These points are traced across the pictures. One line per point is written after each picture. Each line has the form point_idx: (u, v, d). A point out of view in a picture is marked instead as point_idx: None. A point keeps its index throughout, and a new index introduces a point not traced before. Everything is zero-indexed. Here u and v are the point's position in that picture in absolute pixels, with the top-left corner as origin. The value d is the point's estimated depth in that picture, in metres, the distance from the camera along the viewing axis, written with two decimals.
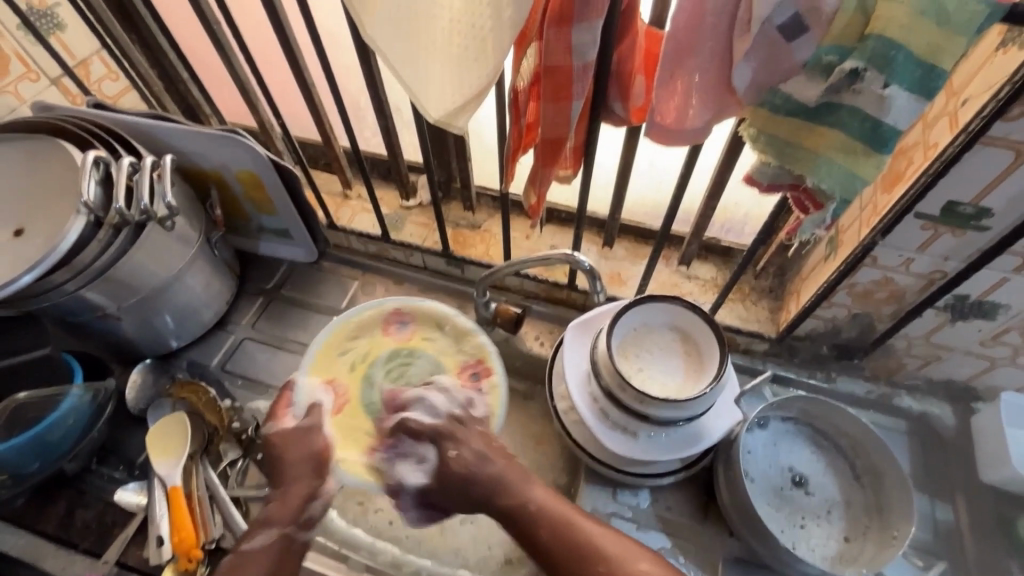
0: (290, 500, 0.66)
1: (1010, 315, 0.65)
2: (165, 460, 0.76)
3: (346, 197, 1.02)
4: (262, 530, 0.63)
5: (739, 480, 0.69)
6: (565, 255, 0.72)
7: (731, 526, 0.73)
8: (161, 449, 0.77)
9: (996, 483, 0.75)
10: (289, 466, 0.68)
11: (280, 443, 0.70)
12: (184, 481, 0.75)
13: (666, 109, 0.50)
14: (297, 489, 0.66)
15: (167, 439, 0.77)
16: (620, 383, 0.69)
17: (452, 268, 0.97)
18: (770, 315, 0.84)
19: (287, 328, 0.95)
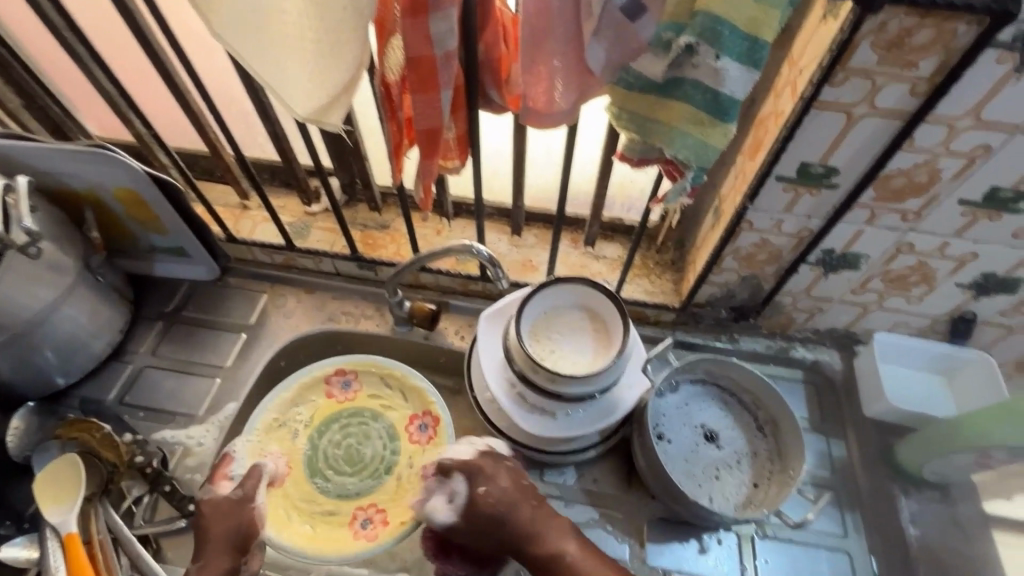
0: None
1: (871, 263, 0.72)
2: (58, 507, 0.69)
3: (245, 209, 0.97)
4: None
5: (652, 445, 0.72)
6: (463, 245, 0.73)
7: (651, 491, 0.76)
8: (51, 497, 0.70)
9: (878, 417, 0.81)
10: (213, 546, 0.68)
11: (208, 515, 0.70)
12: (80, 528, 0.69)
13: (535, 94, 0.51)
14: (215, 567, 0.66)
15: (57, 484, 0.70)
16: (532, 366, 0.69)
17: (364, 271, 0.95)
18: (674, 286, 0.89)
19: (192, 351, 0.90)
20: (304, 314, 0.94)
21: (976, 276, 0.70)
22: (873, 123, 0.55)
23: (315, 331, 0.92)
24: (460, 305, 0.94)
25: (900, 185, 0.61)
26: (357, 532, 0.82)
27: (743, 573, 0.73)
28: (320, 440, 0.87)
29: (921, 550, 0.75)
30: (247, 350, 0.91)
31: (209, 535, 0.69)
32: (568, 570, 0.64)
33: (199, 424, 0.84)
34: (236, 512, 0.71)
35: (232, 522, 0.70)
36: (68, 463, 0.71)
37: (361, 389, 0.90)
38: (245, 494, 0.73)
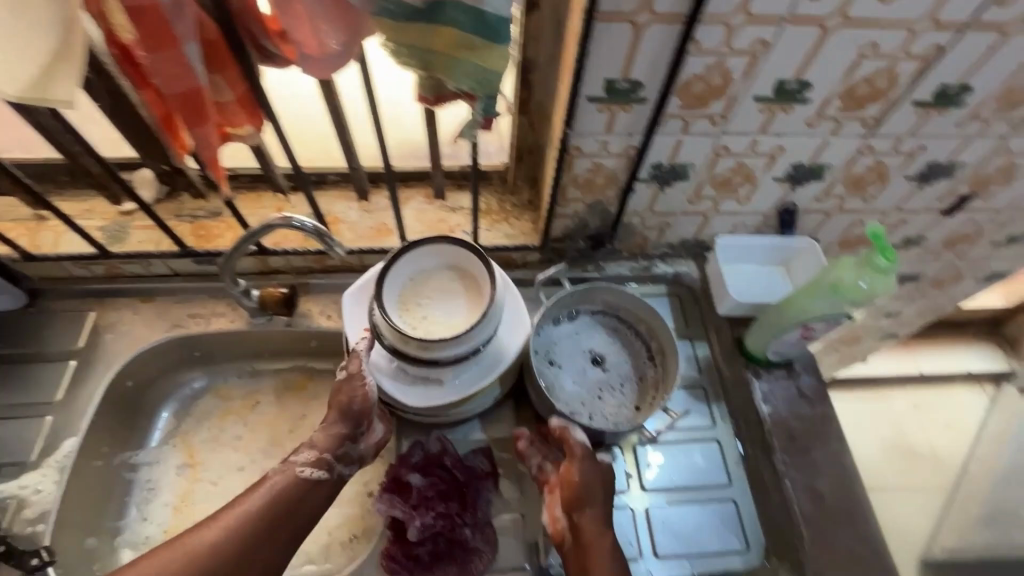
0: (329, 430, 0.70)
1: (697, 171, 0.75)
2: None
3: (41, 221, 0.84)
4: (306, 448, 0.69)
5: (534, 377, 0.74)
6: (282, 218, 0.69)
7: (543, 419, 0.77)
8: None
9: (730, 314, 0.87)
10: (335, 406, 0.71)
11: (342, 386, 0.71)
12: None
13: (303, 37, 0.46)
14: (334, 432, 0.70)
15: None
16: (400, 339, 0.65)
17: (204, 266, 0.86)
18: (533, 225, 0.89)
19: (10, 392, 0.79)
20: (144, 325, 0.85)
21: (787, 168, 0.76)
22: (657, 30, 0.55)
23: (161, 341, 0.84)
24: (322, 283, 0.88)
25: (700, 90, 0.63)
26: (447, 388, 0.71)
27: (629, 481, 0.77)
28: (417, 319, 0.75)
29: (776, 423, 0.81)
30: (80, 378, 0.80)
31: (341, 391, 0.71)
32: (595, 554, 0.66)
33: (33, 470, 0.74)
34: (359, 379, 0.70)
35: (365, 387, 0.70)
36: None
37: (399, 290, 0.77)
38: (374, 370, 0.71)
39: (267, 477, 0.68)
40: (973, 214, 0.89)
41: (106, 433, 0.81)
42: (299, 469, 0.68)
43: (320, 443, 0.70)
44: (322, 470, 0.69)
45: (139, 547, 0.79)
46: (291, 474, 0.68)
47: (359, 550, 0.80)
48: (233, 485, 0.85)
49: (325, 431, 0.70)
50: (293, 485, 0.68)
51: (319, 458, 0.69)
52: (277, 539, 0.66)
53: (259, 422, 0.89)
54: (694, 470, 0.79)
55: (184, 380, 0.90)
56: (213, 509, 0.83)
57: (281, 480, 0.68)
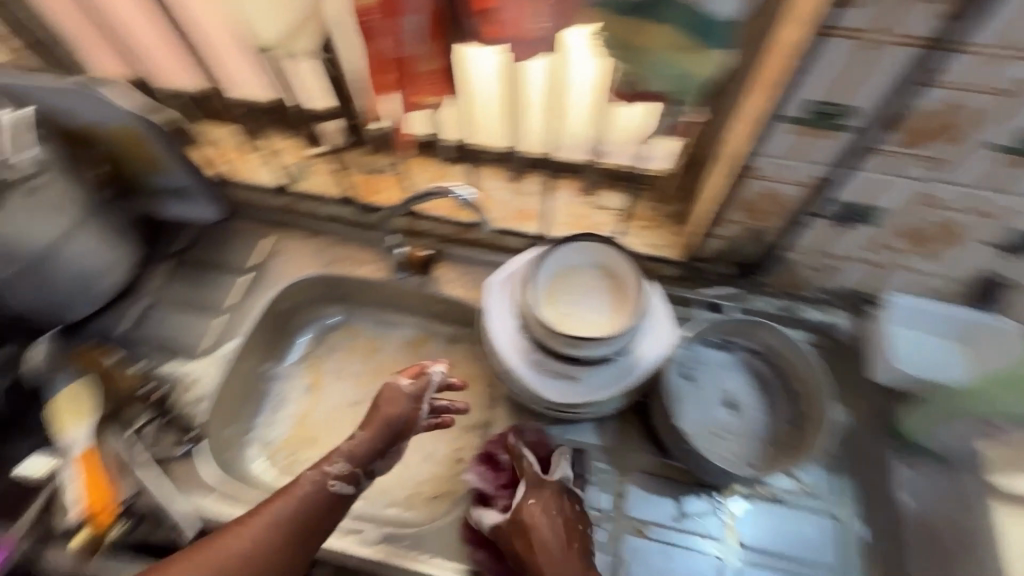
0: (364, 445, 0.72)
1: (889, 217, 0.66)
2: (73, 426, 0.74)
3: (252, 150, 0.97)
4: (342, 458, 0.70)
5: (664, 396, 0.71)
6: (439, 188, 0.75)
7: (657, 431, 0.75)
8: (69, 417, 0.74)
9: (885, 383, 0.77)
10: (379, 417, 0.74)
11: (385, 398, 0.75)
12: (95, 445, 0.74)
13: (511, 19, 0.49)
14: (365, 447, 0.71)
15: (75, 403, 0.75)
16: (549, 332, 0.67)
17: (365, 216, 0.95)
18: (677, 239, 0.85)
19: (199, 289, 0.93)
20: (306, 257, 0.96)
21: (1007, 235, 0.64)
22: (891, 54, 0.50)
23: (316, 274, 0.95)
24: (460, 253, 0.93)
25: (925, 128, 0.55)
26: (581, 386, 0.71)
27: (723, 529, 0.72)
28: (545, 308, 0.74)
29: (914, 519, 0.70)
30: (251, 290, 0.93)
31: (378, 410, 0.74)
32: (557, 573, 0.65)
33: (199, 360, 0.86)
34: (402, 399, 0.75)
35: (405, 402, 0.76)
36: (75, 387, 0.76)
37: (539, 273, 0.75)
38: (420, 391, 0.77)
39: (296, 480, 0.69)
40: None
41: (260, 342, 0.93)
42: (328, 482, 0.69)
43: (355, 455, 0.71)
44: (349, 485, 0.70)
45: (264, 447, 0.90)
46: (320, 484, 0.69)
47: (439, 509, 0.84)
48: (346, 416, 0.93)
49: (359, 444, 0.71)
50: (320, 497, 0.68)
51: (350, 473, 0.70)
52: (296, 551, 0.66)
53: (378, 366, 0.97)
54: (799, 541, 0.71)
55: (324, 313, 1.00)
56: (325, 432, 0.92)
57: (313, 492, 0.68)
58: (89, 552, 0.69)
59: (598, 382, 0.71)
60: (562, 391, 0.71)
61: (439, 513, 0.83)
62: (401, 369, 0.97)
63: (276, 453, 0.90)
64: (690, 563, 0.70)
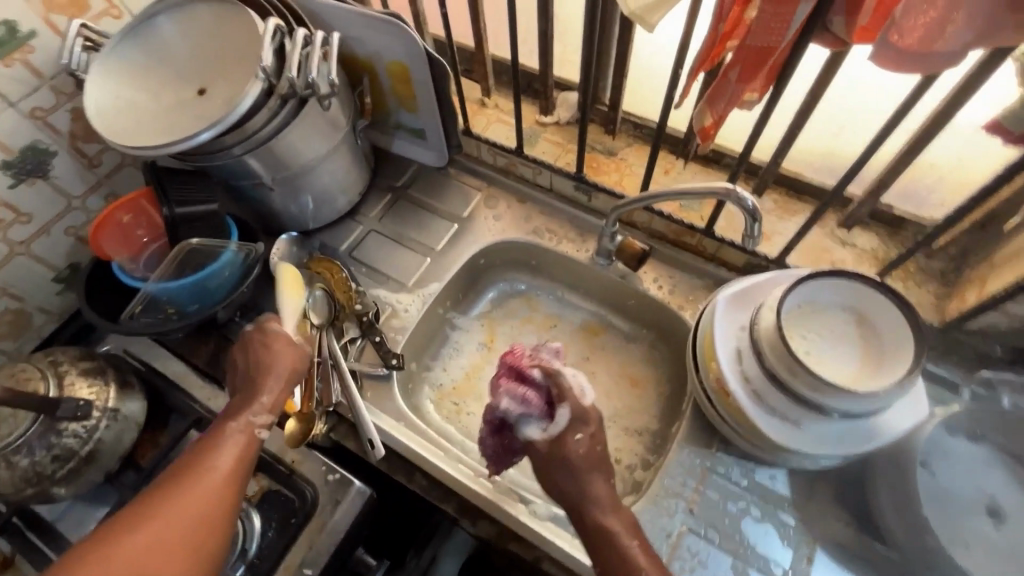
0: (279, 393, 0.65)
1: None
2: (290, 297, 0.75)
3: (483, 105, 1.01)
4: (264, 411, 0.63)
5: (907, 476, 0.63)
6: (725, 188, 0.66)
7: (878, 522, 0.66)
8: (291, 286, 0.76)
9: None
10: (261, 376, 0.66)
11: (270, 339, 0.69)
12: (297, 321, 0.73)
13: (911, 26, 0.44)
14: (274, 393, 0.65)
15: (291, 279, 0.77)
16: (791, 368, 0.62)
17: (580, 194, 0.93)
18: (936, 301, 0.75)
19: (409, 227, 0.98)
20: (512, 221, 0.97)
21: None
22: None
23: (518, 240, 0.96)
24: (667, 253, 0.89)
25: None
26: (803, 435, 0.65)
27: None
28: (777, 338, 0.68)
29: None
30: (455, 240, 0.96)
31: (273, 353, 0.67)
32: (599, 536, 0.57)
33: (408, 293, 0.92)
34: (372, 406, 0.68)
35: (305, 350, 0.70)
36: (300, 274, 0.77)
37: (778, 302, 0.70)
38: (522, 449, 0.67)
39: (217, 433, 0.60)
40: None
41: (451, 292, 0.97)
42: (257, 429, 0.62)
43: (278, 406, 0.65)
44: None
45: (434, 390, 0.94)
46: (249, 433, 0.61)
47: None
48: None
49: (277, 395, 0.65)
50: (251, 446, 0.61)
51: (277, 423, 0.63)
52: (239, 484, 0.58)
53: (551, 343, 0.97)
54: None
55: (511, 279, 1.02)
56: None
57: (243, 440, 0.61)
58: (293, 445, 0.74)
59: (824, 436, 0.64)
60: (780, 432, 0.66)
61: None
62: (572, 353, 0.96)
63: (444, 398, 0.94)
64: None
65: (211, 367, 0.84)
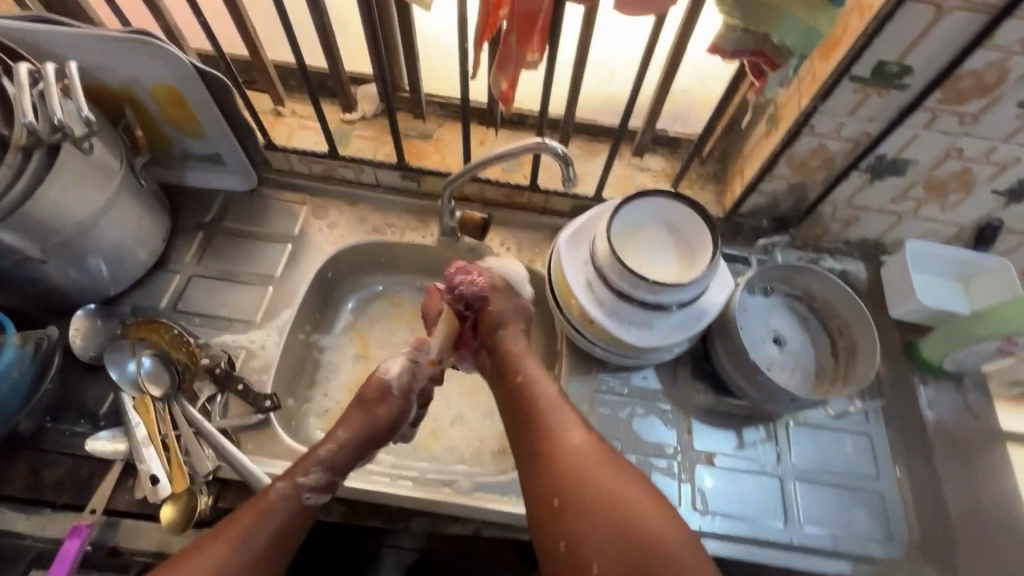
0: (344, 452, 0.71)
1: (916, 170, 0.76)
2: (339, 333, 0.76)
3: (279, 115, 0.94)
4: (312, 468, 0.68)
5: (736, 336, 0.78)
6: (536, 143, 0.73)
7: (726, 380, 0.82)
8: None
9: (903, 318, 0.87)
10: (353, 421, 0.74)
11: (366, 389, 0.77)
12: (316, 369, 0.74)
13: None
14: (345, 450, 0.71)
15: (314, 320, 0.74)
16: (634, 281, 0.71)
17: (408, 182, 0.94)
18: (717, 197, 0.92)
19: (236, 261, 0.89)
20: (348, 225, 0.94)
21: (1012, 183, 0.75)
22: (955, 17, 0.57)
23: (362, 242, 0.93)
24: (504, 216, 0.95)
25: (966, 86, 0.63)
26: (658, 334, 0.76)
27: (779, 453, 0.80)
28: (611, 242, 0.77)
29: (938, 430, 0.81)
30: (294, 260, 0.90)
31: (364, 404, 0.76)
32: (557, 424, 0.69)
33: (258, 329, 0.84)
34: (391, 397, 0.77)
35: (393, 404, 0.77)
36: None
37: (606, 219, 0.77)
38: (405, 386, 0.78)
39: (266, 492, 0.64)
40: None
41: (307, 314, 0.91)
42: (305, 494, 0.66)
43: (336, 467, 0.70)
44: (322, 498, 0.68)
45: (322, 417, 0.89)
46: (296, 499, 0.65)
47: (504, 463, 0.87)
48: None
49: (342, 452, 0.71)
50: (294, 509, 0.65)
51: (324, 484, 0.68)
52: (283, 542, 0.63)
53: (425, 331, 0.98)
54: (843, 461, 0.79)
55: (367, 283, 0.99)
56: None
57: (286, 502, 0.64)
58: (177, 531, 0.67)
59: (673, 328, 0.76)
60: (642, 337, 0.76)
61: (505, 466, 0.87)
62: None
63: (335, 422, 0.89)
64: (753, 485, 0.78)
65: (31, 492, 0.69)
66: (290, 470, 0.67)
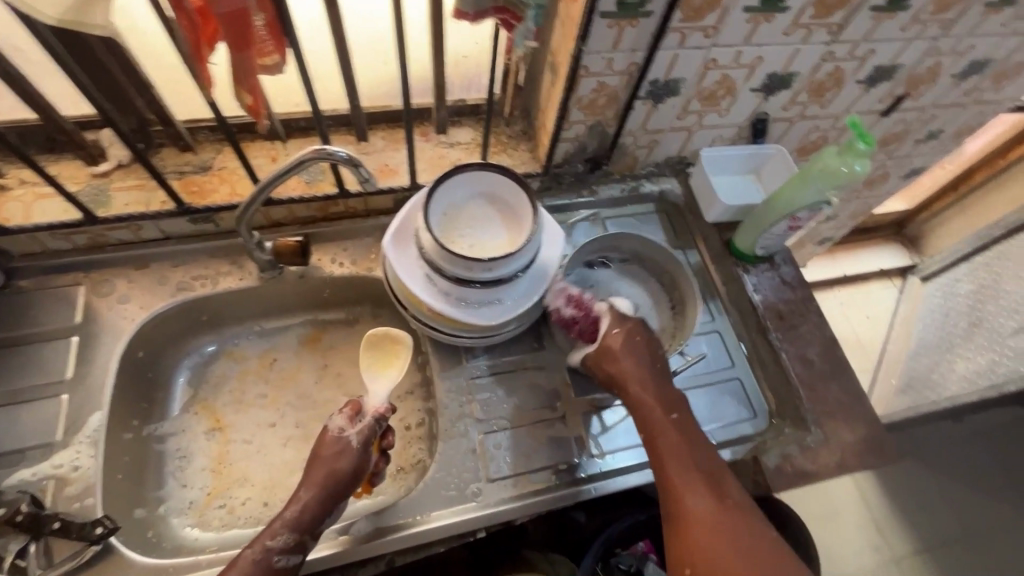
0: (311, 507, 0.65)
1: (687, 86, 0.81)
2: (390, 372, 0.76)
3: (4, 190, 0.76)
4: (283, 528, 0.63)
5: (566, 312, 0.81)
6: (314, 151, 0.66)
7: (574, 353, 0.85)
8: (379, 365, 0.76)
9: (716, 220, 0.95)
10: (322, 475, 0.66)
11: (328, 448, 0.68)
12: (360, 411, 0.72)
13: None
14: (316, 502, 0.65)
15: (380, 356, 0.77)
16: (465, 267, 0.69)
17: (202, 225, 0.82)
18: (532, 153, 0.92)
19: (8, 379, 0.73)
20: (145, 293, 0.80)
21: (763, 78, 0.84)
22: None
23: (169, 307, 0.80)
24: (325, 231, 0.87)
25: (699, 3, 0.68)
26: (509, 303, 0.76)
27: None
28: (446, 235, 0.74)
29: (768, 307, 0.91)
30: (86, 354, 0.75)
31: (322, 460, 0.67)
32: (718, 534, 0.65)
33: (64, 449, 0.70)
34: (350, 451, 0.68)
35: (353, 454, 0.68)
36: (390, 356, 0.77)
37: (434, 211, 0.74)
38: (365, 440, 0.70)
39: (236, 559, 0.61)
40: (905, 112, 1.03)
41: (127, 409, 0.78)
42: (274, 558, 0.62)
43: (301, 522, 0.64)
44: (298, 556, 0.64)
45: (188, 512, 0.78)
46: (267, 563, 0.62)
47: (406, 481, 0.84)
48: (268, 442, 0.85)
49: (307, 508, 0.64)
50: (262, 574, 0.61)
51: (297, 543, 0.64)
52: None
53: (282, 377, 0.89)
54: (700, 358, 0.87)
55: (195, 346, 0.87)
56: (253, 465, 0.82)
57: (259, 565, 0.61)
58: None
59: (523, 293, 0.76)
60: (496, 312, 0.75)
61: (407, 483, 0.83)
62: (308, 371, 0.90)
63: (206, 510, 0.79)
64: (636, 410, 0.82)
65: None
66: (266, 528, 0.63)
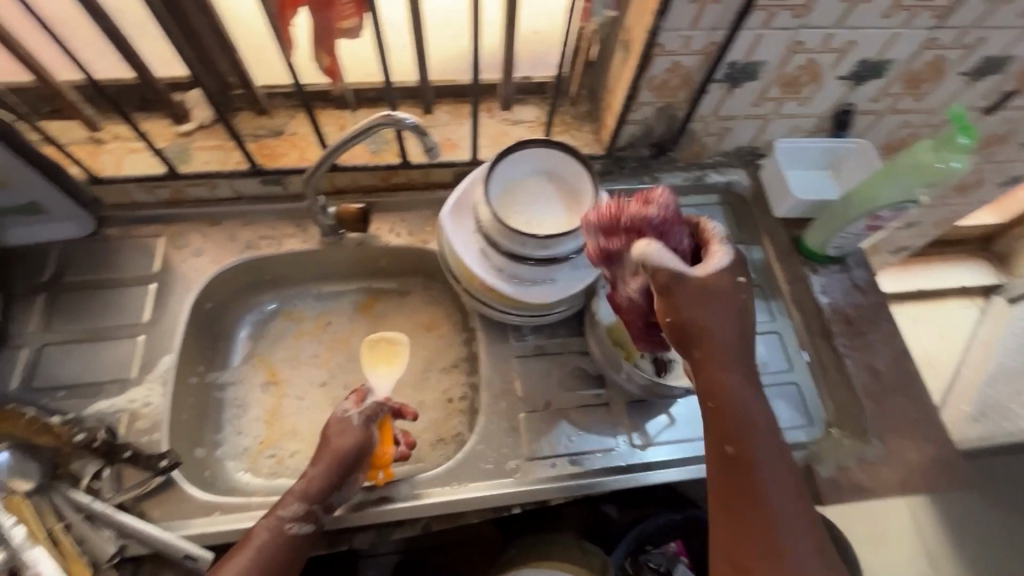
0: (319, 480, 0.66)
1: (767, 70, 0.77)
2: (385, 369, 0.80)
3: (99, 143, 0.82)
4: (293, 499, 0.65)
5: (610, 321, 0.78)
6: (384, 118, 0.67)
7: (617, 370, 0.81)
8: (380, 361, 0.81)
9: (786, 216, 0.90)
10: (327, 453, 0.68)
11: (331, 428, 0.70)
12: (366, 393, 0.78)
13: None
14: (323, 478, 0.66)
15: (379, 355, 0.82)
16: (522, 242, 0.69)
17: (271, 187, 0.85)
18: (596, 136, 0.90)
19: (93, 317, 0.79)
20: (216, 248, 0.85)
21: (853, 66, 0.78)
22: None
23: (237, 263, 0.85)
24: (384, 200, 0.89)
25: None
26: (562, 284, 0.75)
27: None
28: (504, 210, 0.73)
29: (834, 312, 0.86)
30: (160, 301, 0.81)
31: (327, 439, 0.69)
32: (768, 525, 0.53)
33: (138, 386, 0.76)
34: (353, 429, 0.70)
35: (355, 432, 0.70)
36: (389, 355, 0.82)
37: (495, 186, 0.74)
38: (367, 418, 0.71)
39: (251, 531, 0.64)
40: (1012, 111, 0.94)
41: (194, 356, 0.83)
42: (286, 526, 0.64)
43: (310, 494, 0.66)
44: (310, 524, 0.66)
45: (241, 458, 0.83)
46: (279, 531, 0.64)
47: (445, 451, 0.85)
48: (318, 401, 0.88)
49: (313, 482, 0.66)
50: (278, 542, 0.64)
51: (307, 512, 0.66)
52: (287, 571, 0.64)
53: (334, 339, 0.92)
54: (755, 358, 0.83)
55: (258, 303, 0.92)
56: (302, 421, 0.86)
57: (272, 535, 0.63)
58: None
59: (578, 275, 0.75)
60: (550, 291, 0.75)
61: (446, 454, 0.85)
62: (359, 336, 0.92)
63: (257, 458, 0.83)
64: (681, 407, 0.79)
65: None
66: (277, 500, 0.66)
